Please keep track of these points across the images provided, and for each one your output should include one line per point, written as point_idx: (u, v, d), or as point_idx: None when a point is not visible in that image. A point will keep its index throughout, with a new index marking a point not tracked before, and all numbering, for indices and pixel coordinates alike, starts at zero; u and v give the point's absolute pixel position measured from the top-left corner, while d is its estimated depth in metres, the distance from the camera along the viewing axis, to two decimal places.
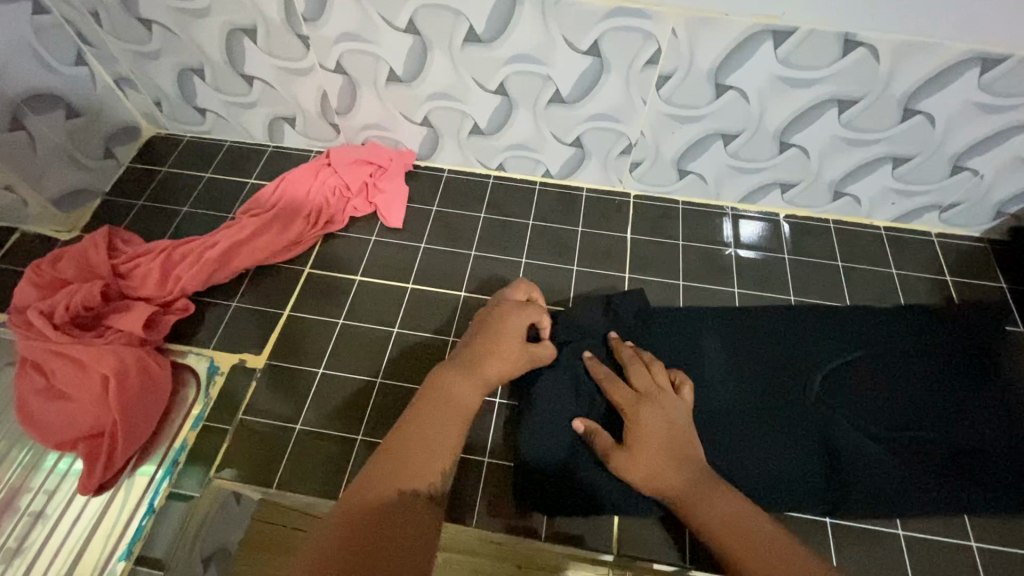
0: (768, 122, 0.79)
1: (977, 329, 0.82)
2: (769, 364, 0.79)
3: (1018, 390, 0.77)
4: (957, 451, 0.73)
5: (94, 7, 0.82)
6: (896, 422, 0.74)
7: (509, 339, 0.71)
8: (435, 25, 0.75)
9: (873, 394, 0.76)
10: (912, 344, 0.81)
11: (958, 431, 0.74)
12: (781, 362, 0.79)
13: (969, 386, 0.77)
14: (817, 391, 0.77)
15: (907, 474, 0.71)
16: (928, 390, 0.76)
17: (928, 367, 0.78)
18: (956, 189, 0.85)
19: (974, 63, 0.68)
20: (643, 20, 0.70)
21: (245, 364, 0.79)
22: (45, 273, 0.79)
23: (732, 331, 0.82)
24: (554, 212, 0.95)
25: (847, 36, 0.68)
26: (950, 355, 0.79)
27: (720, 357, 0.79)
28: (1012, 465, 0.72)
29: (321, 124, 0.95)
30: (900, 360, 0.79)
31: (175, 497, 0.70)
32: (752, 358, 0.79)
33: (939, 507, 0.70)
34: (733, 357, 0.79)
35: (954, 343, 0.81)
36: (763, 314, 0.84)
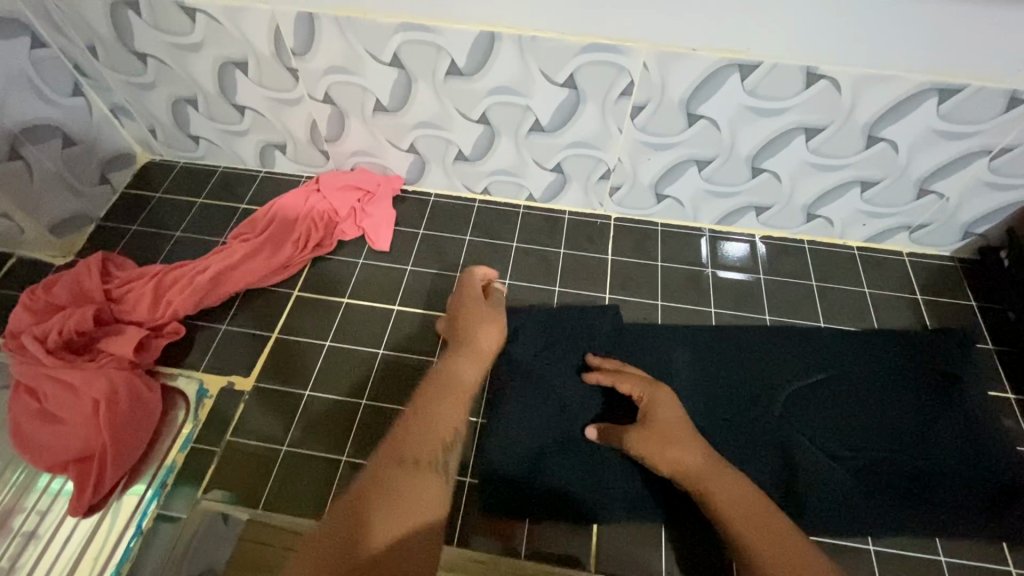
0: (739, 149, 0.83)
1: (943, 349, 0.84)
2: (743, 382, 0.81)
3: (984, 412, 0.79)
4: (918, 473, 0.74)
5: (91, 42, 0.85)
6: (858, 443, 0.76)
7: (476, 312, 0.77)
8: (418, 59, 0.79)
9: (840, 413, 0.79)
10: (880, 365, 0.83)
11: (922, 451, 0.76)
12: (755, 381, 0.81)
13: (934, 407, 0.79)
14: (788, 410, 0.79)
15: (869, 493, 0.73)
16: (891, 412, 0.78)
17: (894, 388, 0.81)
18: (924, 210, 0.88)
19: (932, 93, 0.72)
20: (616, 55, 0.73)
21: (234, 386, 0.81)
22: (39, 299, 0.81)
23: (709, 349, 0.84)
24: (537, 234, 0.98)
25: (810, 69, 0.71)
26: (913, 378, 0.81)
27: (696, 376, 0.82)
28: (971, 487, 0.73)
29: (311, 151, 0.98)
30: (867, 381, 0.81)
31: (163, 518, 0.71)
32: (727, 377, 0.81)
33: (898, 528, 0.71)
34: (710, 376, 0.82)
35: (921, 365, 0.83)
36: (738, 333, 0.86)
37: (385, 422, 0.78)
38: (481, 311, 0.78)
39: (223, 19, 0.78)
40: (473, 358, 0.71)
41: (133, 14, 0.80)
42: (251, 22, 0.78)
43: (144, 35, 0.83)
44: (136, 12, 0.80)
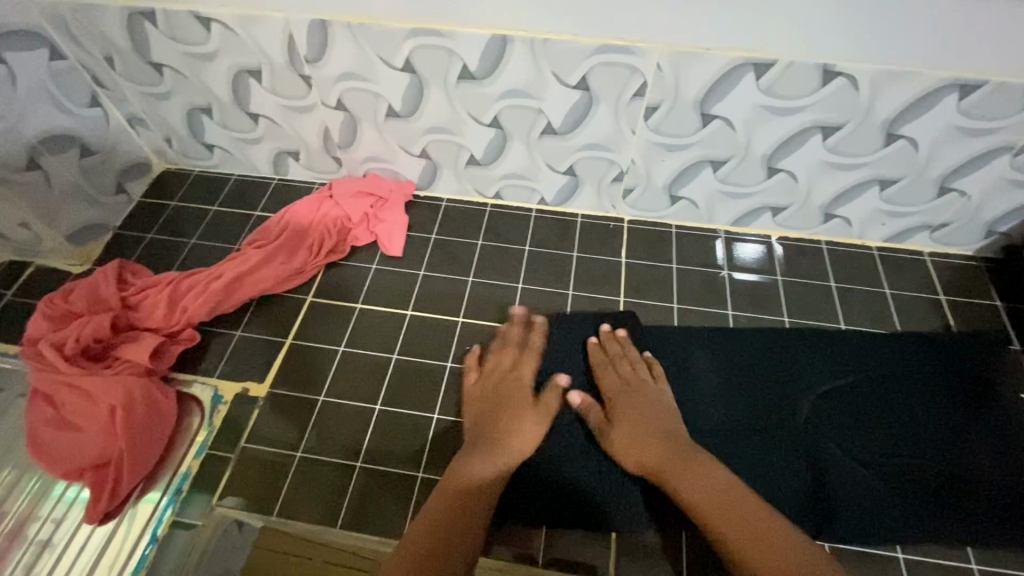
0: (755, 149, 0.82)
1: (971, 356, 0.82)
2: (763, 386, 0.79)
3: (1015, 418, 0.77)
4: (949, 480, 0.72)
5: (108, 53, 0.86)
6: (886, 448, 0.75)
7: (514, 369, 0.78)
8: (430, 64, 0.79)
9: (868, 419, 0.77)
10: (907, 370, 0.81)
11: (953, 459, 0.74)
12: (777, 386, 0.79)
13: (965, 414, 0.77)
14: (812, 415, 0.77)
15: (898, 499, 0.71)
16: (920, 418, 0.77)
17: (920, 395, 0.79)
18: (945, 209, 0.87)
19: (953, 89, 0.70)
20: (629, 56, 0.73)
21: (249, 393, 0.81)
22: (56, 306, 0.82)
23: (728, 353, 0.83)
24: (550, 238, 0.98)
25: (827, 67, 0.70)
26: (942, 383, 0.80)
27: (715, 380, 0.80)
28: (1005, 496, 0.71)
29: (323, 158, 0.99)
30: (893, 387, 0.79)
31: (179, 525, 0.71)
32: (747, 381, 0.80)
33: (929, 535, 0.69)
34: (728, 380, 0.80)
35: (949, 371, 0.81)
36: (757, 336, 0.85)
37: (400, 428, 0.78)
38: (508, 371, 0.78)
39: (237, 27, 0.79)
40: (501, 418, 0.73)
41: (148, 25, 0.81)
42: (265, 30, 0.79)
43: (159, 45, 0.84)
44: (152, 24, 0.81)
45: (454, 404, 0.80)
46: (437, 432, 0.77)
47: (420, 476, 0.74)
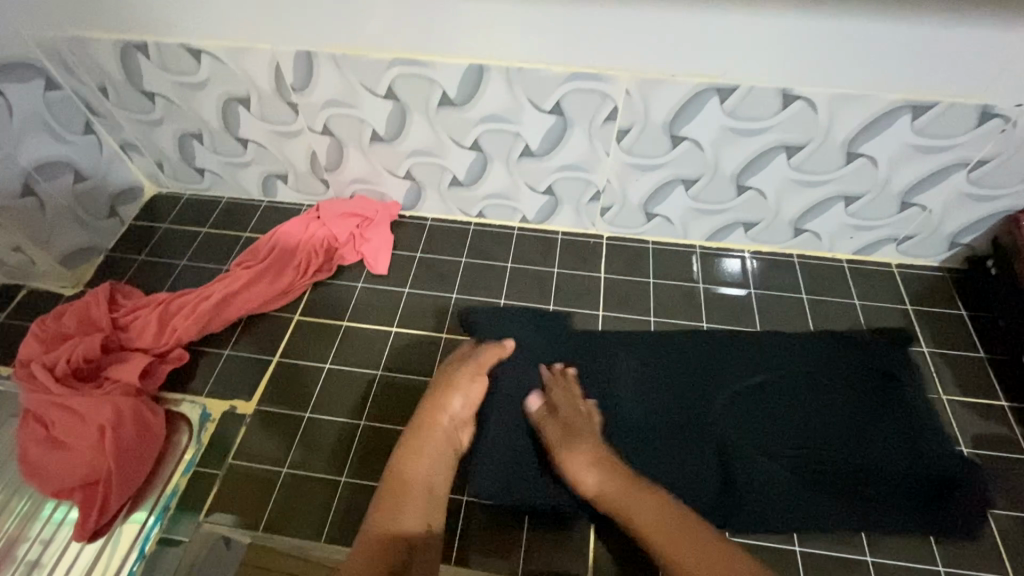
0: (723, 169, 0.85)
1: (887, 352, 0.85)
2: (693, 382, 0.83)
3: (919, 408, 0.79)
4: (854, 470, 0.75)
5: (102, 83, 0.90)
6: (795, 441, 0.77)
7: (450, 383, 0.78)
8: (411, 91, 0.82)
9: (781, 413, 0.80)
10: (827, 366, 0.84)
11: (861, 449, 0.76)
12: (705, 382, 0.83)
13: (877, 407, 0.80)
14: (731, 410, 0.80)
15: (806, 489, 0.74)
16: (829, 412, 0.79)
17: (830, 389, 0.81)
18: (909, 223, 0.90)
19: (906, 111, 0.74)
20: (599, 83, 0.77)
21: (236, 411, 0.82)
22: (49, 328, 0.84)
23: (667, 353, 0.86)
24: (531, 255, 1.01)
25: (785, 91, 0.74)
26: (848, 379, 0.82)
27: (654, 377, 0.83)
28: (905, 484, 0.74)
29: (311, 180, 1.02)
30: (802, 382, 0.82)
31: (166, 541, 0.73)
32: (678, 378, 0.83)
33: (835, 523, 0.72)
34: (662, 379, 0.83)
35: (867, 366, 0.83)
36: (696, 338, 0.88)
37: (384, 443, 0.80)
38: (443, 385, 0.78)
39: (226, 58, 0.83)
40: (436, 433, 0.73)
41: (141, 57, 0.85)
42: (253, 61, 0.82)
43: (152, 76, 0.87)
44: (144, 55, 0.84)
45: None
46: None
47: None
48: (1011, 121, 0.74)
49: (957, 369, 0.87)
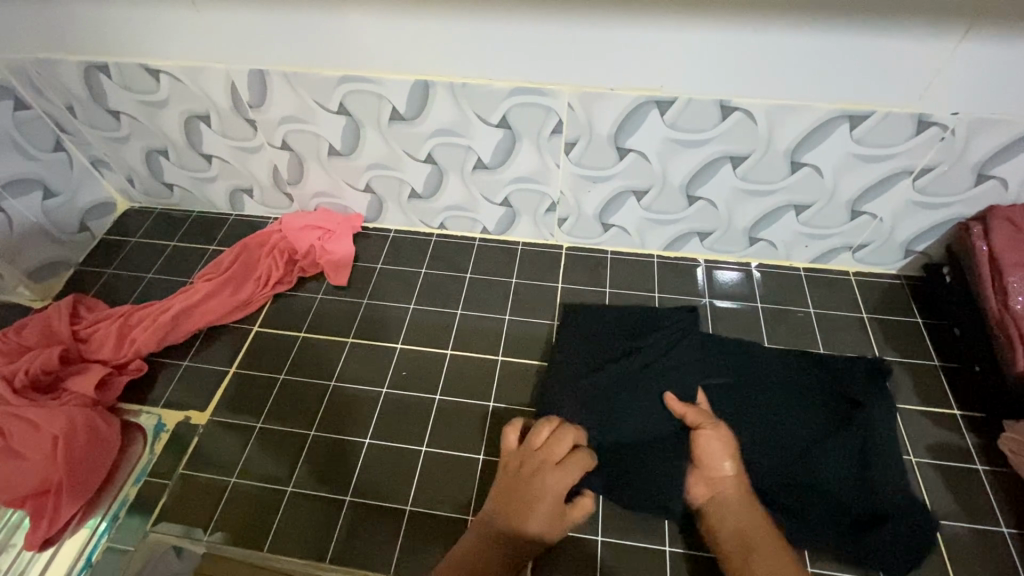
0: (671, 179, 0.86)
1: (850, 372, 0.84)
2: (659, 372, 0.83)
3: (880, 435, 0.77)
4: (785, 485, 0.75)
5: (69, 102, 0.92)
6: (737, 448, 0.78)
7: (545, 479, 0.70)
8: (363, 107, 0.84)
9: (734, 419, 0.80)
10: (784, 379, 0.84)
11: (801, 467, 0.76)
12: (668, 372, 0.83)
13: (825, 422, 0.79)
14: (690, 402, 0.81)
15: None
16: (778, 425, 0.79)
17: (787, 403, 0.81)
18: (861, 231, 0.90)
19: (843, 120, 0.75)
20: (542, 97, 0.78)
21: (191, 420, 0.84)
22: (10, 340, 0.85)
23: (632, 345, 0.88)
24: (490, 266, 1.02)
25: (723, 103, 0.75)
26: (809, 395, 0.82)
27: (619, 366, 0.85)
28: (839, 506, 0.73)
29: (275, 194, 1.04)
30: (761, 393, 0.82)
31: (114, 549, 0.74)
32: (644, 368, 0.84)
33: None
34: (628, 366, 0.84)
35: (825, 385, 0.83)
36: (655, 328, 0.90)
37: (333, 453, 0.81)
38: (540, 483, 0.70)
39: (183, 77, 0.85)
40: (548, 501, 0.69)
41: (104, 77, 0.88)
42: (209, 79, 0.85)
43: (116, 95, 0.90)
44: (107, 75, 0.87)
45: (388, 430, 0.83)
46: (368, 457, 0.80)
47: (348, 499, 0.77)
48: (949, 128, 0.74)
49: (909, 377, 0.87)
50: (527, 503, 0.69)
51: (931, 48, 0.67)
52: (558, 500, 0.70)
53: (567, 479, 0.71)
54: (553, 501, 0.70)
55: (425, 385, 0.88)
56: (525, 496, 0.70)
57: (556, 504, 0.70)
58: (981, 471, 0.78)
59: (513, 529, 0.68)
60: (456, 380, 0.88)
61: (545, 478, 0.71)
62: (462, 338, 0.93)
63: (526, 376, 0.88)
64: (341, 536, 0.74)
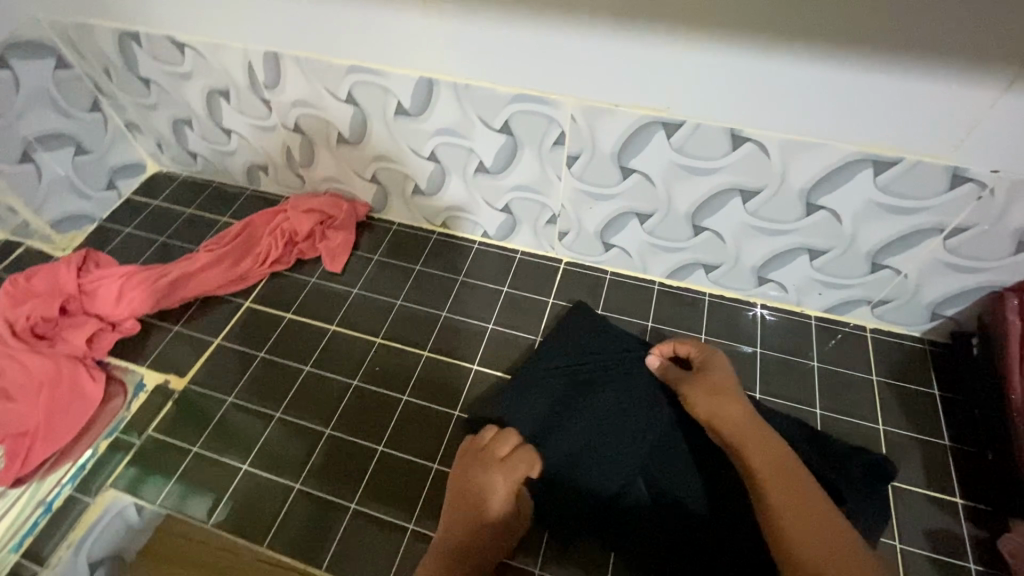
0: (676, 206, 0.82)
1: (845, 464, 0.73)
2: (624, 414, 0.79)
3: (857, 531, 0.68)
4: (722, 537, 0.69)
5: (105, 66, 0.97)
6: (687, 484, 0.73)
7: (493, 478, 0.71)
8: (369, 98, 0.84)
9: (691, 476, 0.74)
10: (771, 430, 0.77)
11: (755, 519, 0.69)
12: (632, 415, 0.79)
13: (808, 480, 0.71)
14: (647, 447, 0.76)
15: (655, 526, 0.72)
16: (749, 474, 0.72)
17: None
18: (881, 285, 0.83)
19: (867, 164, 0.68)
20: (545, 107, 0.75)
21: (168, 386, 0.87)
22: (20, 286, 0.90)
23: (606, 378, 0.82)
24: (485, 271, 1.00)
25: (734, 132, 0.70)
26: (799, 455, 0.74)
27: (586, 400, 0.80)
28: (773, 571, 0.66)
29: (288, 174, 1.06)
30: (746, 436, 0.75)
31: (77, 498, 0.77)
32: (607, 407, 0.79)
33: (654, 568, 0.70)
34: (590, 404, 0.80)
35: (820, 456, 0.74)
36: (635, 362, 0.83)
37: (293, 439, 0.82)
38: (488, 483, 0.70)
39: (206, 53, 0.88)
40: (500, 501, 0.70)
41: (136, 46, 0.91)
42: (229, 56, 0.87)
43: (146, 64, 0.94)
44: (138, 44, 0.91)
45: (350, 423, 0.83)
46: (325, 447, 0.81)
47: (297, 487, 0.78)
48: (987, 188, 0.66)
49: (913, 453, 0.79)
50: (477, 503, 0.70)
51: (972, 97, 0.60)
52: (508, 499, 0.70)
53: (511, 475, 0.71)
54: (503, 500, 0.70)
55: (397, 384, 0.87)
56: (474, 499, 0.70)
57: (505, 501, 0.70)
58: (974, 570, 0.70)
59: (474, 526, 0.69)
60: (428, 383, 0.87)
61: (493, 475, 0.71)
62: (443, 341, 0.92)
63: (498, 389, 0.86)
64: (283, 523, 0.75)
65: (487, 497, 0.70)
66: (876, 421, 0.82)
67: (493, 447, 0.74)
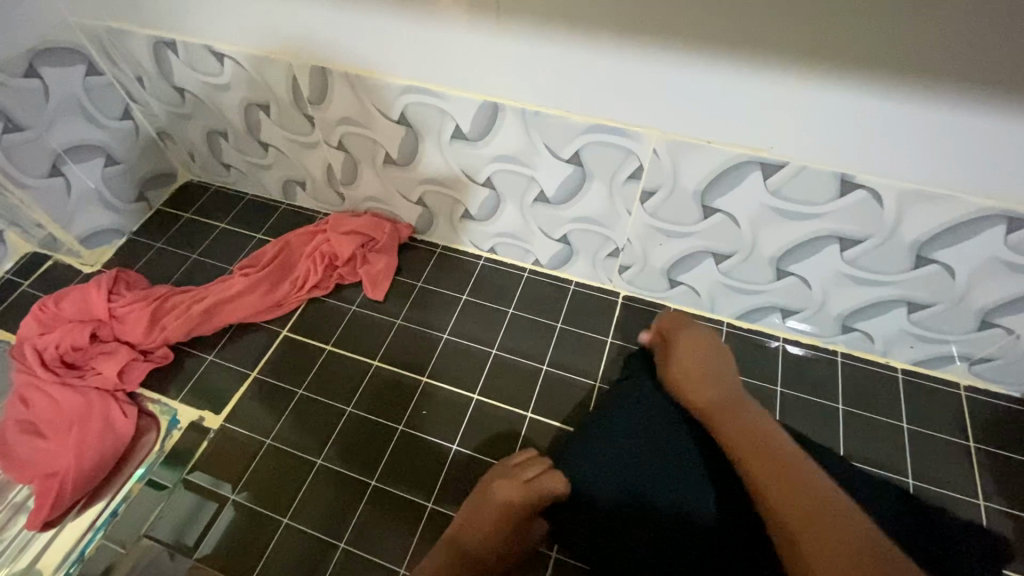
0: (761, 249, 0.74)
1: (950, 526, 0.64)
2: (683, 453, 0.68)
3: None
4: None
5: (138, 73, 0.91)
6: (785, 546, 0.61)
7: (502, 491, 0.66)
8: (424, 120, 0.76)
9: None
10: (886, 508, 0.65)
11: None
12: (692, 453, 0.68)
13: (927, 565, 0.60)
14: (722, 492, 0.65)
15: None
16: None
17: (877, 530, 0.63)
18: (986, 343, 0.74)
19: (1000, 220, 0.59)
20: (623, 138, 0.67)
21: (202, 423, 0.82)
22: (50, 310, 0.86)
23: (658, 413, 0.72)
24: (537, 303, 0.93)
25: (845, 177, 0.62)
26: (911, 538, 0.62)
27: (640, 440, 0.70)
28: None
29: (328, 191, 0.99)
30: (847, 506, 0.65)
31: (107, 547, 0.73)
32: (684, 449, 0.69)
33: None
34: (648, 446, 0.70)
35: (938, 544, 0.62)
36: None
37: (335, 490, 0.76)
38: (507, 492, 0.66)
39: (247, 64, 0.81)
40: (495, 510, 0.65)
41: (171, 54, 0.85)
42: (271, 69, 0.79)
43: (182, 73, 0.87)
44: (174, 52, 0.84)
45: (396, 473, 0.77)
46: (371, 500, 0.75)
47: (342, 545, 0.72)
48: None
49: (1017, 534, 0.71)
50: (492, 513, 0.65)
51: None
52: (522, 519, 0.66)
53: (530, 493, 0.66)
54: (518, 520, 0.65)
55: (445, 429, 0.81)
56: (484, 512, 0.65)
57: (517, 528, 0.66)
58: None
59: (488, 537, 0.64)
60: (479, 430, 0.81)
61: (513, 486, 0.66)
62: (493, 381, 0.85)
63: (555, 440, 0.79)
64: None
65: (503, 508, 0.65)
66: (973, 494, 0.74)
67: (507, 471, 0.70)
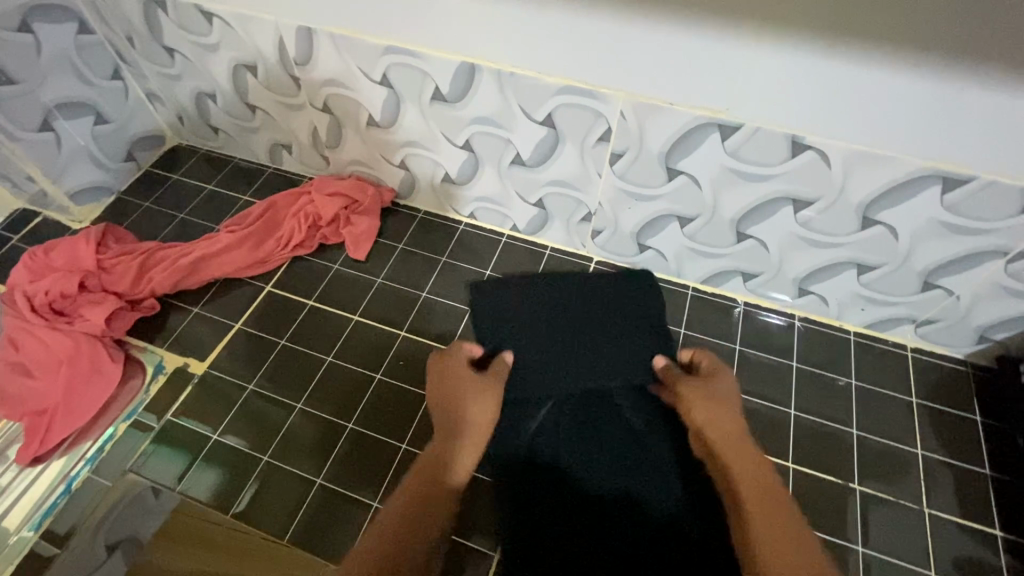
0: (723, 211, 0.78)
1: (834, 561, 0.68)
2: (582, 315, 0.87)
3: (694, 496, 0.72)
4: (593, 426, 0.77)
5: (129, 33, 0.93)
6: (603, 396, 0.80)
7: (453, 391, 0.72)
8: (405, 82, 0.80)
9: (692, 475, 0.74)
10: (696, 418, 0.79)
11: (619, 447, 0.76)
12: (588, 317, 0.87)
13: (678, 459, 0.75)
14: (588, 345, 0.84)
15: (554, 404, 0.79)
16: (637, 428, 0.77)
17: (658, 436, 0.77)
18: (929, 305, 0.80)
19: (936, 181, 0.64)
20: (592, 100, 0.71)
21: (187, 369, 0.85)
22: (40, 259, 0.89)
23: (586, 317, 0.87)
24: (513, 266, 0.97)
25: (796, 139, 0.66)
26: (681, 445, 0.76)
27: (594, 364, 0.82)
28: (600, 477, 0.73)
29: (313, 154, 1.02)
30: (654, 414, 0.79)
31: (93, 481, 0.76)
32: (580, 317, 0.87)
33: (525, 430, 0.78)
34: (584, 354, 0.83)
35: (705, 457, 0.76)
36: (638, 339, 0.84)
37: (315, 433, 0.80)
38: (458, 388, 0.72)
39: (235, 25, 0.83)
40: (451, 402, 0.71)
41: (161, 13, 0.87)
42: (259, 29, 0.82)
43: (172, 33, 0.90)
44: (164, 12, 0.87)
45: (373, 418, 0.81)
46: (348, 442, 0.79)
47: (320, 482, 0.76)
48: None
49: (950, 482, 0.77)
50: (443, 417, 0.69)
51: None
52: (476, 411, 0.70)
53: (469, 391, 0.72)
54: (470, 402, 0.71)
55: (421, 379, 0.85)
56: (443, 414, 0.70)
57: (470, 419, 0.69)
58: None
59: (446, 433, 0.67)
60: None
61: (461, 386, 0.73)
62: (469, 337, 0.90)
63: None
64: (305, 517, 0.73)
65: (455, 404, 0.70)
66: (912, 445, 0.80)
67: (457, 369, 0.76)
